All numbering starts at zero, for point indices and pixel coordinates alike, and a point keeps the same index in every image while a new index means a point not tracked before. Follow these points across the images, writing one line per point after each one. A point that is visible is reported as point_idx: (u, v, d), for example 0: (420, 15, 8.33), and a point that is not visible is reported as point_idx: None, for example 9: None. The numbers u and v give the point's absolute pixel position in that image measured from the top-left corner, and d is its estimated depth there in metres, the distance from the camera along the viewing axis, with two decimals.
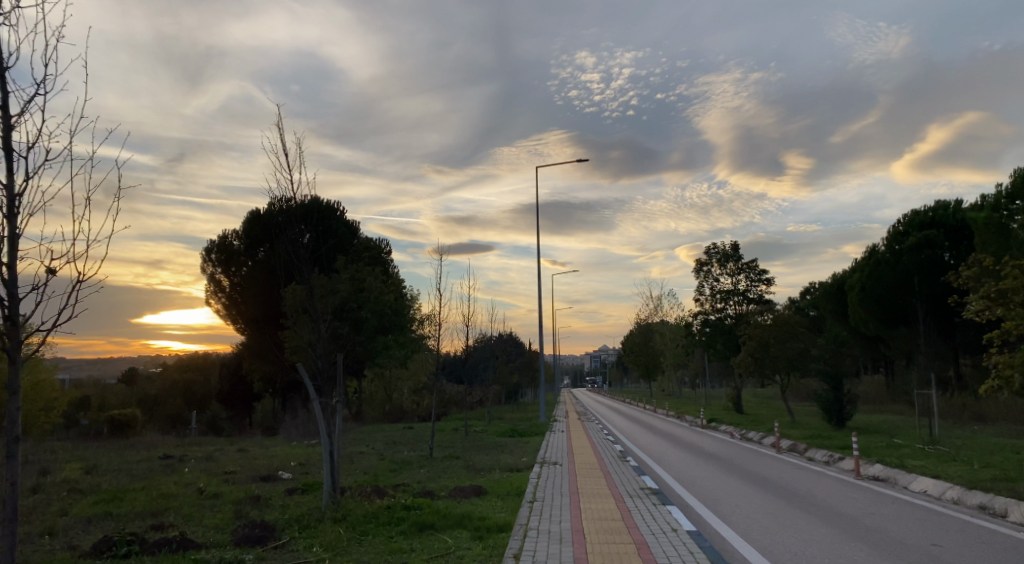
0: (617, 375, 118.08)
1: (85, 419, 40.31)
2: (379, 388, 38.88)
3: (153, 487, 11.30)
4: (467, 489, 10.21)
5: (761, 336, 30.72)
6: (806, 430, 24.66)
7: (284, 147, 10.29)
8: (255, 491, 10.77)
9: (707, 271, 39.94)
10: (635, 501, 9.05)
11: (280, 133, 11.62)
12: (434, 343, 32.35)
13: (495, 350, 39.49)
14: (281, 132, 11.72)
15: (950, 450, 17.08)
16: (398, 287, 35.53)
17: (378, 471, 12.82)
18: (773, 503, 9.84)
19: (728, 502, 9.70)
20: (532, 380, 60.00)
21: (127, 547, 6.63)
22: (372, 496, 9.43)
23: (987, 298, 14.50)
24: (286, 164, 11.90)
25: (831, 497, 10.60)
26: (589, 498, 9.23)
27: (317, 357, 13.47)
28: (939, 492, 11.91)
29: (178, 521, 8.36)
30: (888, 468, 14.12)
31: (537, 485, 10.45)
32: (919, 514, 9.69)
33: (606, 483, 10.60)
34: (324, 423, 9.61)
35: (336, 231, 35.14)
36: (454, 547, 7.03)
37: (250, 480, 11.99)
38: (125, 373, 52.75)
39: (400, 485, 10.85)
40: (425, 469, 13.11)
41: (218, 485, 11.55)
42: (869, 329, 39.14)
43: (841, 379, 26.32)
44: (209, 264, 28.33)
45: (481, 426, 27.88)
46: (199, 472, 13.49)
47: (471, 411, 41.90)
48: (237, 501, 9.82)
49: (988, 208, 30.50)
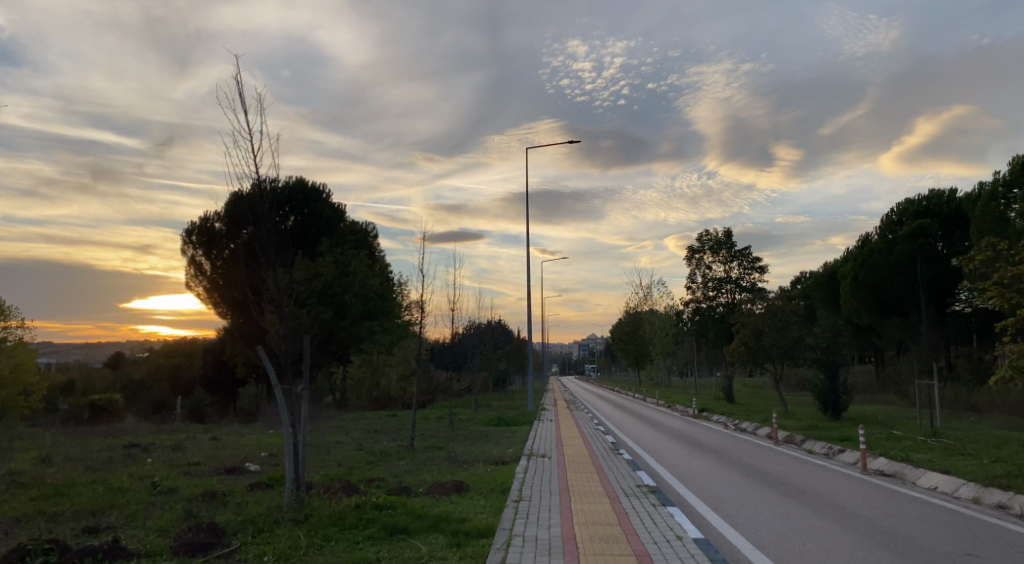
0: (606, 363, 118.05)
1: (63, 404, 39.26)
2: (364, 375, 37.88)
3: (103, 481, 10.33)
4: (448, 485, 9.29)
5: (755, 325, 29.94)
6: (800, 420, 24.08)
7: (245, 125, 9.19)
8: (216, 485, 9.85)
9: (699, 258, 39.11)
10: (632, 501, 8.18)
11: (240, 92, 10.46)
12: (419, 329, 31.54)
13: (482, 337, 38.59)
14: (240, 91, 10.54)
15: (953, 442, 16.41)
16: (383, 271, 34.52)
17: (353, 463, 11.94)
18: (783, 503, 9.05)
19: (733, 502, 8.90)
20: (520, 366, 59.22)
21: (44, 557, 5.70)
22: (340, 493, 8.48)
23: (997, 286, 13.72)
24: (248, 130, 10.75)
25: (841, 496, 9.84)
26: (582, 498, 8.32)
27: (281, 344, 12.26)
28: (952, 488, 11.19)
29: (117, 523, 7.43)
30: (894, 462, 13.37)
31: (523, 481, 9.57)
32: (937, 514, 8.98)
33: (598, 479, 9.72)
34: (285, 409, 8.59)
35: (320, 214, 34.11)
36: (427, 557, 6.11)
37: (212, 473, 11.05)
38: (110, 357, 51.97)
39: (374, 479, 9.93)
40: (404, 461, 12.23)
41: (176, 478, 10.57)
42: (862, 318, 38.58)
43: (838, 368, 25.58)
44: (189, 246, 27.30)
45: (467, 414, 27.05)
46: (160, 463, 12.52)
47: (458, 398, 41.16)
48: (191, 497, 8.89)
49: (987, 196, 29.78)
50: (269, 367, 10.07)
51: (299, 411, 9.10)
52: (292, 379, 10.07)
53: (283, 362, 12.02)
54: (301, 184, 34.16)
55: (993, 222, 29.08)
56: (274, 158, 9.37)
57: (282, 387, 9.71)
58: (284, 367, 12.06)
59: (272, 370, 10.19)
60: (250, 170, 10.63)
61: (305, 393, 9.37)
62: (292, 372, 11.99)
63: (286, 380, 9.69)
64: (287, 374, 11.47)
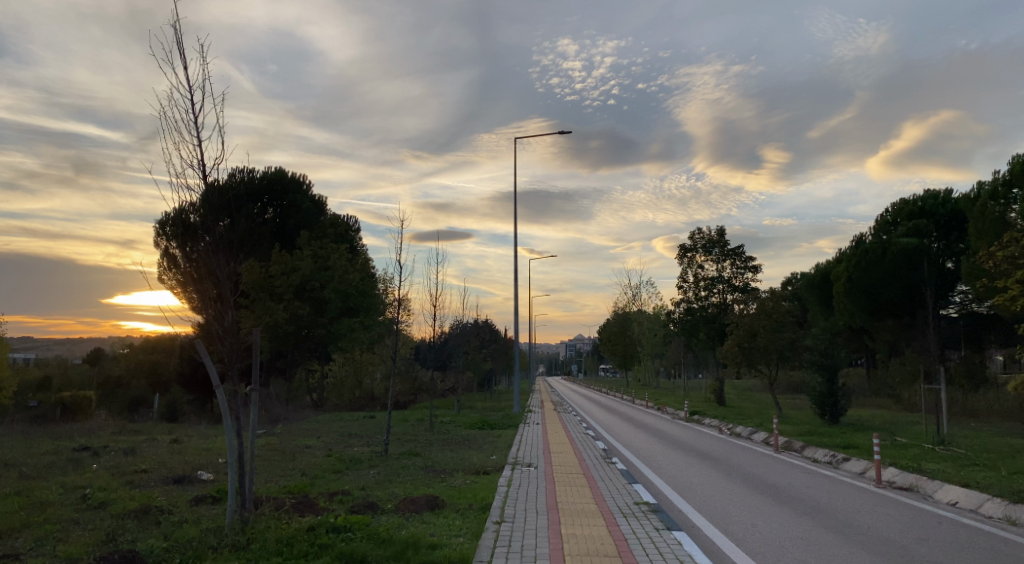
0: (592, 362, 117.15)
1: (33, 398, 37.66)
2: (347, 373, 34.98)
3: (30, 492, 9.08)
4: (420, 500, 8.19)
5: (750, 325, 28.94)
6: (798, 425, 23.18)
7: (186, 98, 7.93)
8: (158, 498, 8.66)
9: (691, 257, 38.18)
10: (631, 523, 7.12)
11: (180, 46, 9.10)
12: (400, 326, 30.34)
13: (468, 336, 37.37)
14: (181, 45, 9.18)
15: (964, 451, 15.54)
16: (365, 266, 33.17)
17: (318, 473, 10.78)
18: (801, 527, 8.04)
19: (746, 525, 7.89)
20: (506, 366, 57.86)
21: None
22: (293, 514, 7.28)
23: (1022, 286, 12.69)
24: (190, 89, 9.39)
25: (866, 521, 8.78)
26: (574, 520, 7.23)
27: (220, 340, 10.76)
28: (974, 504, 10.26)
29: (21, 550, 6.25)
30: (907, 474, 12.42)
31: (507, 497, 8.45)
32: (976, 540, 7.98)
33: (591, 494, 8.68)
34: (229, 414, 7.38)
35: (299, 206, 32.80)
36: None
37: (158, 483, 9.83)
38: (90, 353, 50.47)
39: (338, 493, 8.80)
40: (375, 470, 11.04)
41: (113, 490, 9.32)
42: (855, 319, 37.86)
43: (837, 370, 24.76)
44: (162, 237, 25.65)
45: (450, 417, 25.85)
46: (104, 470, 11.28)
47: (443, 399, 40.09)
48: (122, 514, 7.65)
49: (986, 196, 28.77)
50: (213, 367, 8.80)
51: (249, 416, 7.89)
52: (243, 379, 8.84)
53: (223, 361, 10.51)
54: (279, 174, 32.85)
55: (993, 224, 28.12)
56: (222, 133, 8.08)
57: (228, 389, 8.50)
58: (230, 367, 10.42)
59: (217, 367, 9.01)
60: (194, 141, 9.25)
61: (252, 394, 8.21)
62: (239, 369, 10.44)
63: (234, 381, 8.46)
64: (232, 372, 10.08)
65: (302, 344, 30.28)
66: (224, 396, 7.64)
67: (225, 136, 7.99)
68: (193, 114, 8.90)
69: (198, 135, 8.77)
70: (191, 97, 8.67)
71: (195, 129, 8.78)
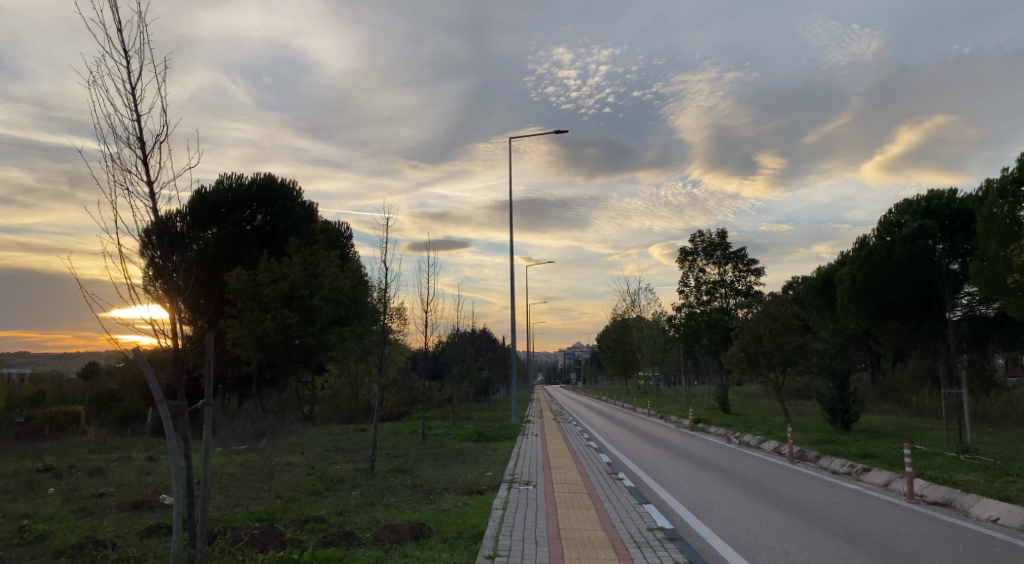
0: (592, 371, 115.94)
1: (20, 412, 36.45)
2: (343, 384, 34.77)
3: None
4: (404, 528, 7.15)
5: (754, 329, 27.94)
6: (810, 433, 22.20)
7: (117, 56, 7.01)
8: (106, 528, 7.63)
9: (692, 260, 37.22)
10: (646, 556, 6.11)
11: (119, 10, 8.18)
12: (393, 335, 29.29)
13: (465, 345, 36.35)
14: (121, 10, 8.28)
15: (993, 460, 14.55)
16: (356, 272, 32.13)
17: (294, 495, 9.77)
18: (839, 555, 7.06)
19: (776, 554, 6.89)
20: (504, 377, 56.86)
21: None
22: (252, 549, 6.28)
23: None
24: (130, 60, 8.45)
25: (910, 545, 7.77)
26: (580, 553, 6.18)
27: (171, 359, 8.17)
28: (1018, 522, 9.24)
29: None
30: (938, 487, 11.37)
31: (502, 524, 7.46)
32: None
33: (597, 518, 7.68)
34: (173, 435, 6.35)
35: (289, 212, 31.77)
36: None
37: (113, 510, 8.78)
38: (85, 368, 49.47)
39: (310, 521, 7.78)
40: (357, 492, 10.03)
41: (57, 520, 8.25)
42: (859, 322, 36.86)
43: (847, 376, 23.76)
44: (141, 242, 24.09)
45: (445, 428, 24.81)
46: (61, 495, 10.24)
47: (440, 409, 39.17)
48: (57, 551, 6.59)
49: (994, 194, 25.75)
50: (153, 380, 7.50)
51: (202, 435, 6.83)
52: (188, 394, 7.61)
53: (170, 374, 8.08)
54: (269, 180, 31.83)
55: (1003, 225, 25.28)
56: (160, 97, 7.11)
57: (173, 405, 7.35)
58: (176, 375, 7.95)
59: (160, 380, 7.60)
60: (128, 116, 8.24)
61: (203, 411, 7.12)
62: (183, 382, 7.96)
63: (178, 393, 7.36)
64: (177, 381, 7.99)
65: (291, 354, 29.18)
66: (169, 417, 6.58)
67: (163, 107, 7.17)
68: (129, 82, 7.96)
69: (134, 105, 7.83)
70: (128, 64, 7.78)
71: (132, 99, 7.85)
